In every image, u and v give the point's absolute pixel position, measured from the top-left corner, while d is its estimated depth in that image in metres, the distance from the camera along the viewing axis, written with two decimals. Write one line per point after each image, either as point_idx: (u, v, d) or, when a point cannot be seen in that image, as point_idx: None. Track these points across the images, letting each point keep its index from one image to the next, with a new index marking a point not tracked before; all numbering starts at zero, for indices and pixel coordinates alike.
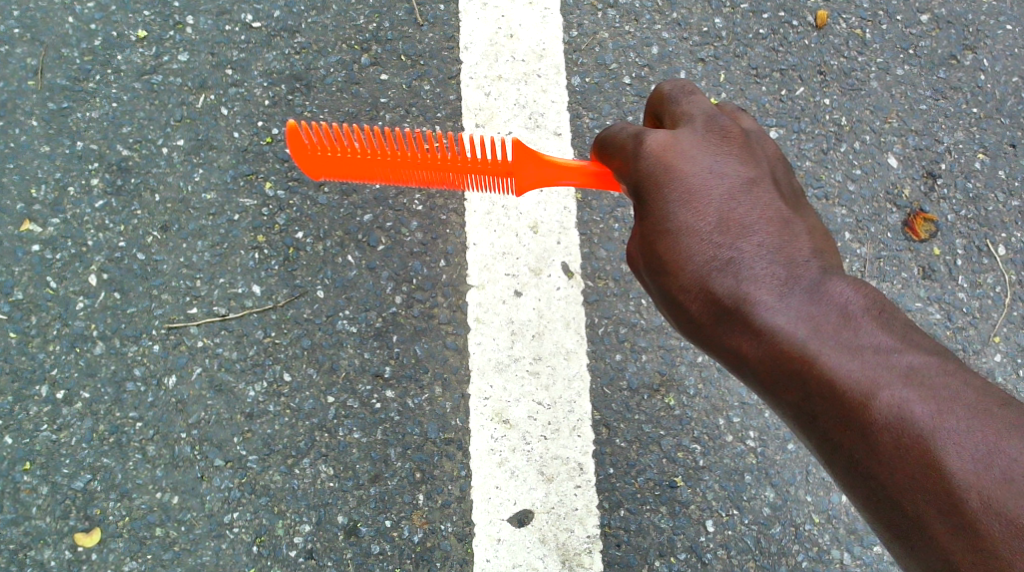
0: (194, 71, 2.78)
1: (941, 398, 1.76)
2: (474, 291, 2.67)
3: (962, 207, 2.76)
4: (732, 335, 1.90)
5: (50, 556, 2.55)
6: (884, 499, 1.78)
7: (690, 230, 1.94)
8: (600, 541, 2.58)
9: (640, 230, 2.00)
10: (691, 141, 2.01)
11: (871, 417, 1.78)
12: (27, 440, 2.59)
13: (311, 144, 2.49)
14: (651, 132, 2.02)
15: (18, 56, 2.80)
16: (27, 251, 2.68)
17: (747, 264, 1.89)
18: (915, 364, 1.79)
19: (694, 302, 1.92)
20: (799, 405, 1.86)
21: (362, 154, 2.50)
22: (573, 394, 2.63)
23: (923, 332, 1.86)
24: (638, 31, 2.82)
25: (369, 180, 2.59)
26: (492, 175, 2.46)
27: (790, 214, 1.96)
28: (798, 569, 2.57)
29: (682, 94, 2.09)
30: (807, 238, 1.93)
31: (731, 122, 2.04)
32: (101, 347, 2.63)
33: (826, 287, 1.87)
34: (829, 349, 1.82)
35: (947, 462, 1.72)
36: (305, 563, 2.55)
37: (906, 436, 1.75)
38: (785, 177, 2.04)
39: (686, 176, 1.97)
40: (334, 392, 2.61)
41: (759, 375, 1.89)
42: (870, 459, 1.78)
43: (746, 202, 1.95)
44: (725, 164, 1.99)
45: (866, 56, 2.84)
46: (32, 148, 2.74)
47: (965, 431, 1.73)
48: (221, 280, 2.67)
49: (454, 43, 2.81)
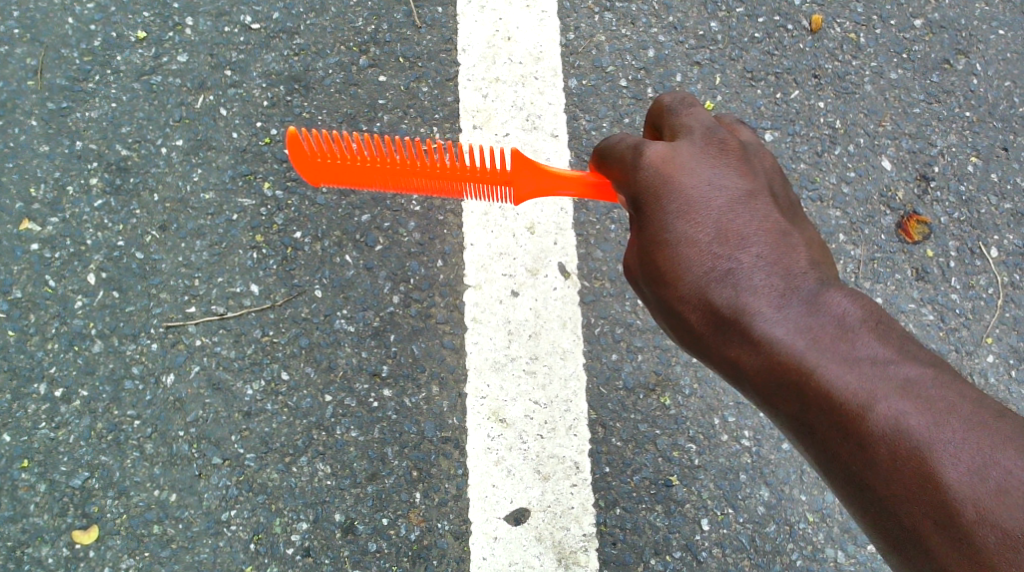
0: (193, 72, 2.80)
1: (937, 409, 1.78)
2: (472, 291, 2.69)
3: (955, 209, 2.78)
4: (730, 346, 1.92)
5: (48, 553, 2.56)
6: (880, 509, 1.81)
7: (688, 241, 1.95)
8: (596, 539, 2.60)
9: (638, 240, 2.02)
10: (689, 153, 2.02)
11: (868, 428, 1.80)
12: (26, 438, 2.61)
13: (311, 151, 2.48)
14: (649, 143, 2.03)
15: (18, 56, 2.81)
16: (26, 250, 2.70)
17: (745, 276, 1.91)
18: (911, 377, 1.82)
19: (693, 313, 1.95)
20: (796, 416, 1.88)
21: (361, 160, 2.49)
22: (569, 393, 2.65)
23: (920, 343, 1.88)
24: (635, 34, 2.84)
25: (363, 186, 2.56)
26: (490, 184, 2.48)
27: (788, 225, 1.98)
28: (793, 567, 2.60)
29: (682, 106, 2.08)
30: (805, 251, 1.95)
31: (729, 133, 2.05)
32: (100, 345, 2.65)
33: (823, 299, 1.89)
34: (826, 360, 1.84)
35: (942, 474, 1.75)
36: (303, 560, 2.56)
37: (902, 447, 1.78)
38: (783, 189, 2.06)
39: (684, 187, 1.98)
40: (332, 390, 2.63)
41: (757, 385, 1.91)
42: (867, 470, 1.81)
43: (745, 213, 1.97)
44: (723, 176, 2.00)
45: (860, 60, 2.86)
46: (31, 147, 2.76)
47: (961, 443, 1.76)
48: (220, 279, 2.69)
49: (452, 45, 2.83)
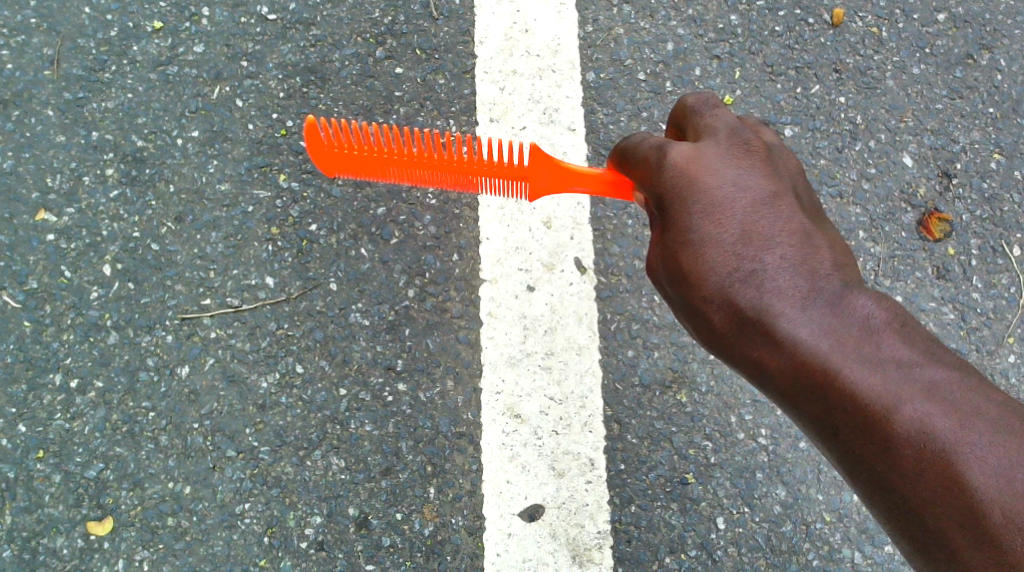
0: (210, 62, 2.79)
1: (963, 412, 1.77)
2: (488, 286, 2.68)
3: (977, 207, 2.75)
4: (753, 346, 1.90)
5: (63, 543, 2.56)
6: (905, 511, 1.79)
7: (713, 242, 1.93)
8: (611, 537, 2.58)
9: (661, 240, 2.00)
10: (714, 153, 2.00)
11: (893, 430, 1.78)
12: (42, 428, 2.60)
13: (328, 141, 2.46)
14: (674, 143, 2.01)
15: (35, 46, 2.80)
16: (42, 240, 2.69)
17: (770, 277, 1.89)
18: (937, 379, 1.80)
19: (716, 313, 1.92)
20: (820, 417, 1.86)
21: (381, 153, 2.47)
22: (585, 389, 2.64)
23: (944, 346, 1.86)
24: (654, 28, 2.82)
25: (380, 178, 2.54)
26: (504, 179, 2.46)
27: (812, 227, 1.95)
28: (810, 567, 2.58)
29: (706, 108, 2.07)
30: (829, 252, 1.92)
31: (754, 135, 2.03)
32: (115, 337, 2.64)
33: (848, 300, 1.87)
34: (851, 362, 1.82)
35: (970, 477, 1.73)
36: (316, 554, 2.56)
37: (928, 449, 1.76)
38: (806, 191, 2.04)
39: (709, 188, 1.96)
40: (346, 383, 2.62)
41: (780, 386, 1.89)
42: (892, 472, 1.79)
43: (769, 214, 1.95)
44: (748, 177, 1.98)
45: (882, 54, 2.83)
46: (48, 137, 2.75)
47: (987, 446, 1.74)
48: (235, 271, 2.68)
49: (469, 37, 2.81)
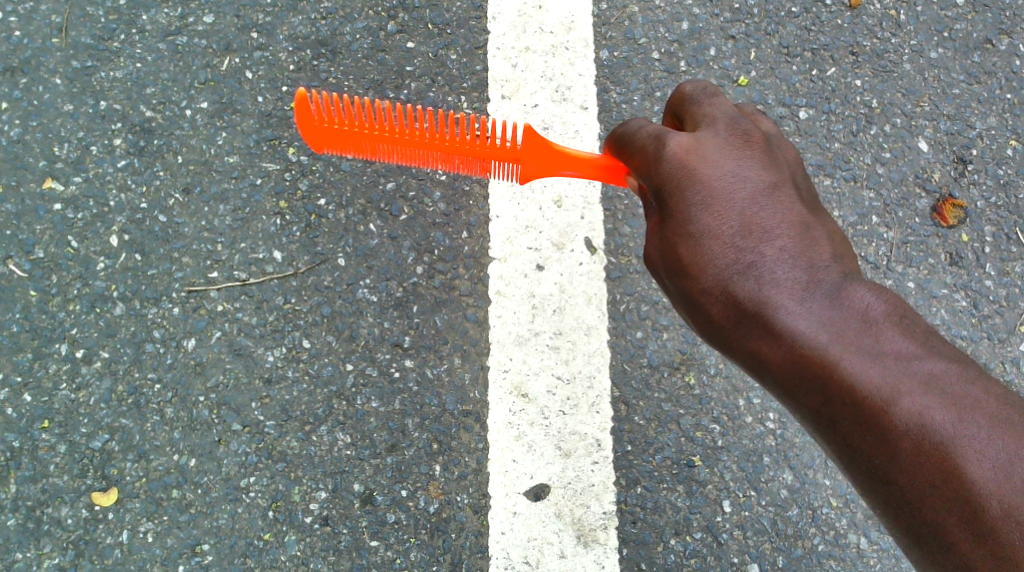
0: (219, 33, 2.76)
1: (962, 405, 1.76)
2: (497, 264, 2.66)
3: (992, 193, 2.74)
4: (752, 338, 1.88)
5: (67, 513, 2.56)
6: (903, 504, 1.78)
7: (712, 233, 1.92)
8: (616, 518, 2.58)
9: (659, 231, 1.98)
10: (713, 144, 1.98)
11: (891, 423, 1.77)
12: (46, 399, 2.60)
13: (318, 115, 2.38)
14: (673, 134, 1.99)
15: (43, 13, 2.78)
16: (49, 210, 2.68)
17: (769, 269, 1.88)
18: (936, 372, 1.79)
19: (715, 305, 1.91)
20: (817, 410, 1.85)
21: (372, 129, 2.40)
22: (592, 369, 2.63)
23: (943, 338, 1.85)
24: (669, 6, 2.79)
25: (368, 155, 2.47)
26: (496, 162, 2.42)
27: (811, 218, 1.94)
28: (815, 552, 2.58)
29: (704, 96, 2.05)
30: (828, 243, 1.91)
31: (753, 125, 2.01)
32: (122, 308, 2.63)
33: (846, 292, 1.86)
34: (850, 355, 1.81)
35: (968, 470, 1.73)
36: (321, 529, 2.55)
37: (927, 442, 1.76)
38: (805, 181, 2.02)
39: (708, 178, 1.95)
40: (353, 359, 2.61)
41: (779, 379, 1.87)
42: (889, 465, 1.78)
43: (769, 206, 1.93)
44: (747, 168, 1.97)
45: (900, 38, 2.80)
46: (55, 106, 2.73)
47: (985, 439, 1.74)
48: (243, 245, 2.67)
49: (482, 12, 2.78)
